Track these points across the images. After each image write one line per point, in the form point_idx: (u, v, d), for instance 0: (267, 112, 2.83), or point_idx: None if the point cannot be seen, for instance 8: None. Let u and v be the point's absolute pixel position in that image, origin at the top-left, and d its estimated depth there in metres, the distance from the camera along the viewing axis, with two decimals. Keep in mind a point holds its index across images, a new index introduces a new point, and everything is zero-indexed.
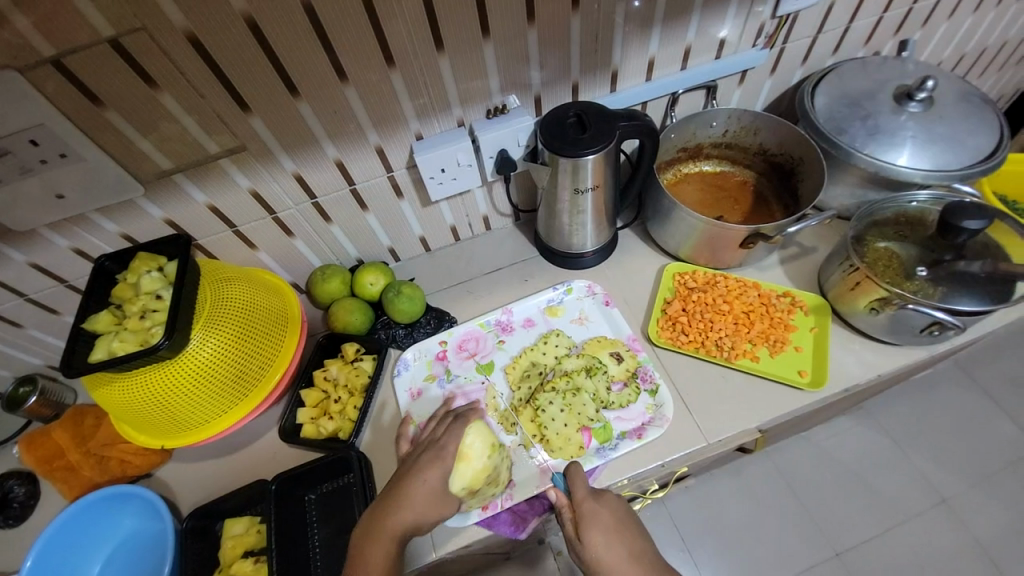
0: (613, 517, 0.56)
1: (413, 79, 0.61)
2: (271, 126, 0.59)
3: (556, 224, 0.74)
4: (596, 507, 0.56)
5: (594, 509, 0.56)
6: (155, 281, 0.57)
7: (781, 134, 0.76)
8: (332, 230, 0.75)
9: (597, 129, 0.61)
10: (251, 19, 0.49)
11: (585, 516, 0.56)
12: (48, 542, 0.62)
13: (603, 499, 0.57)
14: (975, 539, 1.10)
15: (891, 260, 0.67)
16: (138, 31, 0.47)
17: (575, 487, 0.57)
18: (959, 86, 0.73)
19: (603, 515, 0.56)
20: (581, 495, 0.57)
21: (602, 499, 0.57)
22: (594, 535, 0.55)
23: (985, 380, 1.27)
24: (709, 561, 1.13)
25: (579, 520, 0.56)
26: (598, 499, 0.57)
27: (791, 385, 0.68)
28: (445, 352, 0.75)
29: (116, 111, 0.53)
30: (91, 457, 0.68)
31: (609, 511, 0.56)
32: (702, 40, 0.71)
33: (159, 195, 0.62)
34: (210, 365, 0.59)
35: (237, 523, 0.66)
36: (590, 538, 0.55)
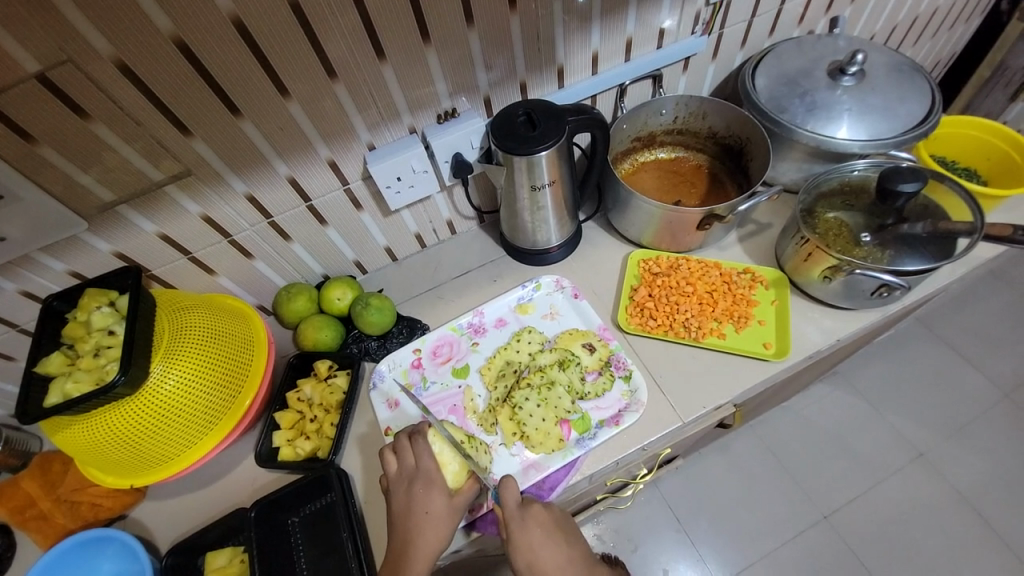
0: (546, 536, 0.56)
1: (358, 90, 0.60)
2: (215, 148, 0.58)
3: (518, 223, 0.75)
4: (525, 527, 0.56)
5: (523, 533, 0.55)
6: (107, 316, 0.56)
7: (728, 116, 0.78)
8: (293, 248, 0.74)
9: (546, 125, 0.62)
10: (181, 41, 0.48)
11: (516, 539, 0.56)
12: (50, 561, 0.62)
13: (532, 515, 0.57)
14: (954, 488, 1.15)
15: (840, 229, 0.70)
16: (64, 63, 0.46)
17: (504, 506, 0.56)
18: (888, 56, 0.76)
19: (534, 534, 0.56)
20: (510, 510, 0.56)
21: (532, 516, 0.56)
22: (522, 557, 0.55)
23: (949, 335, 1.33)
24: (703, 537, 1.16)
25: (510, 538, 0.56)
26: (527, 517, 0.56)
27: (757, 357, 0.70)
28: (420, 360, 0.75)
29: (50, 146, 0.51)
30: (61, 504, 0.66)
31: (544, 532, 0.56)
32: (642, 31, 0.72)
33: (106, 228, 0.60)
34: (174, 397, 0.57)
35: (219, 555, 0.64)
36: (519, 561, 0.56)
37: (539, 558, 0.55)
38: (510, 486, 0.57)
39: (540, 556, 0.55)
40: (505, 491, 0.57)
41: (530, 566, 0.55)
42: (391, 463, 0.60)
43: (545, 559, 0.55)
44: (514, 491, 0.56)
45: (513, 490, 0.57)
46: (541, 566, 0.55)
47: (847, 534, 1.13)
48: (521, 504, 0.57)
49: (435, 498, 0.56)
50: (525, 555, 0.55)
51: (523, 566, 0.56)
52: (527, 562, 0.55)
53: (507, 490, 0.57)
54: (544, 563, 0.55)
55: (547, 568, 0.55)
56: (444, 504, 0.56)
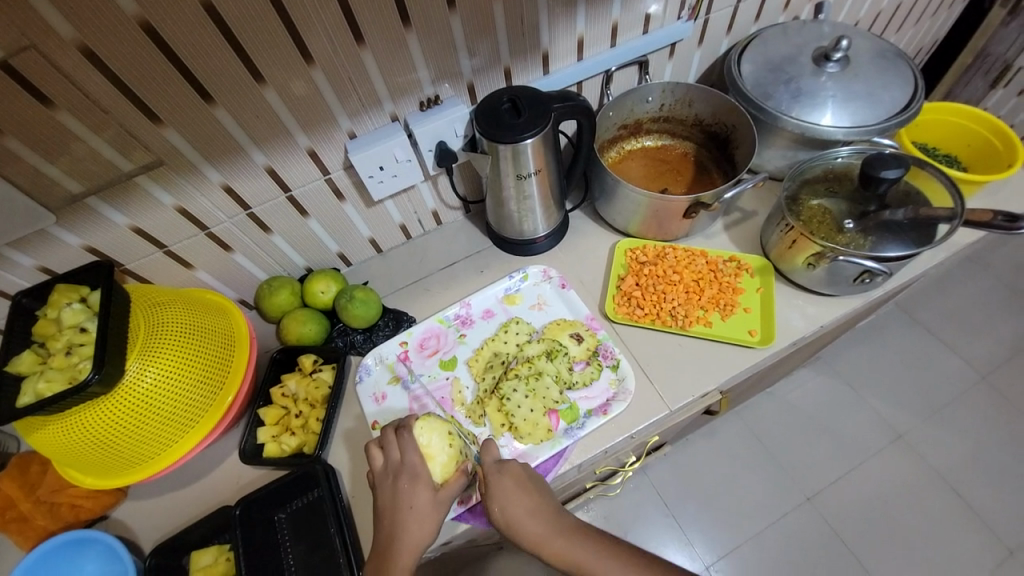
0: (521, 489, 0.57)
1: (336, 76, 0.59)
2: (188, 137, 0.56)
3: (505, 213, 0.74)
4: (500, 480, 0.57)
5: (498, 482, 0.57)
6: (78, 313, 0.54)
7: (714, 103, 0.78)
8: (274, 240, 0.73)
9: (532, 112, 0.61)
10: (148, 24, 0.46)
11: (492, 490, 0.57)
12: (41, 555, 0.61)
13: (508, 469, 0.58)
14: (932, 468, 1.18)
15: (824, 215, 0.71)
16: (25, 49, 0.43)
17: (483, 459, 0.59)
18: (872, 43, 0.76)
19: (509, 485, 0.57)
20: (488, 465, 0.59)
21: (508, 469, 0.58)
22: (497, 505, 0.56)
23: (928, 319, 1.36)
24: (691, 520, 1.18)
25: (488, 490, 0.57)
26: (503, 470, 0.58)
27: (743, 345, 0.71)
28: (407, 353, 0.74)
29: (14, 137, 0.49)
30: (41, 505, 0.63)
31: (518, 486, 0.57)
32: (628, 16, 0.71)
33: (75, 222, 0.58)
34: (152, 395, 0.56)
35: (204, 554, 0.63)
36: (494, 510, 0.57)
37: (514, 508, 0.56)
38: (492, 450, 0.60)
39: (514, 504, 0.56)
40: (487, 453, 0.60)
41: (505, 515, 0.56)
42: (377, 457, 0.59)
43: (518, 507, 0.56)
44: (496, 453, 0.59)
45: (498, 456, 0.60)
46: (514, 514, 0.56)
47: (830, 514, 1.16)
48: (499, 460, 0.59)
49: (420, 494, 0.56)
50: (499, 503, 0.56)
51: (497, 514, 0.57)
52: (500, 508, 0.56)
53: (489, 454, 0.60)
54: (516, 510, 0.56)
55: (519, 520, 0.56)
56: (429, 499, 0.56)
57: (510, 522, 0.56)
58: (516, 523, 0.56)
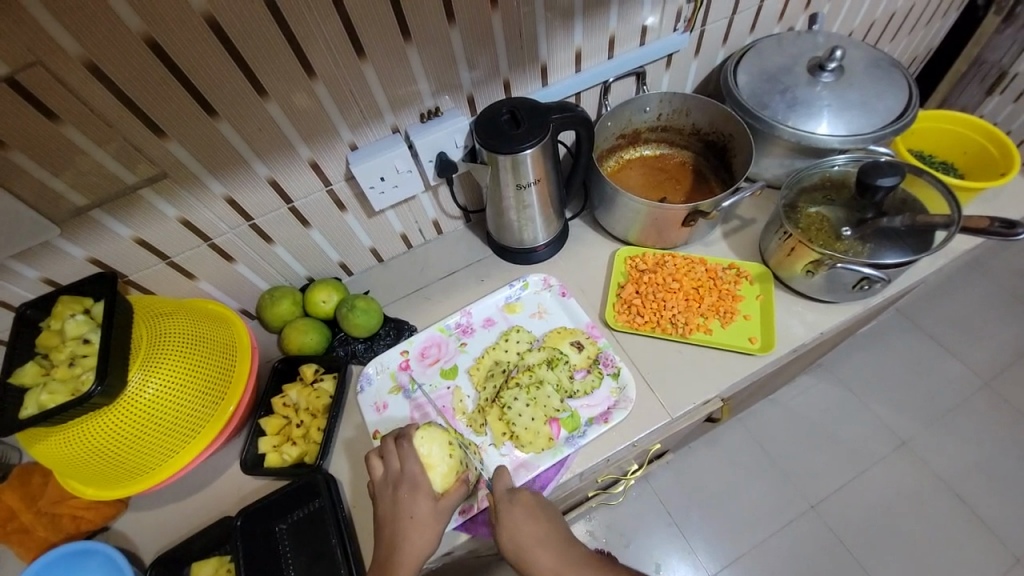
0: (532, 517, 0.57)
1: (338, 89, 0.59)
2: (191, 149, 0.57)
3: (505, 222, 0.75)
4: (511, 509, 0.57)
5: (509, 512, 0.56)
6: (82, 324, 0.54)
7: (711, 112, 0.79)
8: (276, 251, 0.73)
9: (531, 123, 0.62)
10: (153, 41, 0.47)
11: (503, 520, 0.56)
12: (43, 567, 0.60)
13: (519, 497, 0.58)
14: (937, 475, 1.17)
15: (822, 223, 0.71)
16: (33, 66, 0.44)
17: (495, 490, 0.58)
18: (866, 52, 0.77)
19: (520, 516, 0.56)
20: (499, 494, 0.58)
21: (519, 499, 0.57)
22: (507, 536, 0.56)
23: (929, 325, 1.36)
24: (694, 529, 1.17)
25: (498, 521, 0.57)
26: (515, 500, 0.57)
27: (743, 352, 0.71)
28: (408, 362, 0.74)
29: (21, 151, 0.49)
30: (43, 517, 0.63)
31: (529, 514, 0.57)
32: (625, 28, 0.72)
33: (80, 234, 0.58)
34: (154, 405, 0.56)
35: (204, 565, 0.63)
36: (504, 540, 0.56)
37: (525, 539, 0.56)
38: (504, 475, 0.59)
39: (524, 534, 0.56)
40: (499, 480, 0.60)
41: (516, 545, 0.56)
42: (377, 467, 0.59)
43: (528, 536, 0.56)
44: (508, 480, 0.59)
45: (509, 481, 0.60)
46: (525, 544, 0.56)
47: (834, 523, 1.15)
48: (511, 488, 0.59)
49: (420, 503, 0.56)
50: (510, 531, 0.56)
51: (509, 545, 0.56)
52: (511, 538, 0.56)
53: (501, 479, 0.59)
54: (527, 540, 0.56)
55: (530, 551, 0.55)
56: (429, 509, 0.56)
57: (520, 551, 0.56)
58: (526, 553, 0.55)
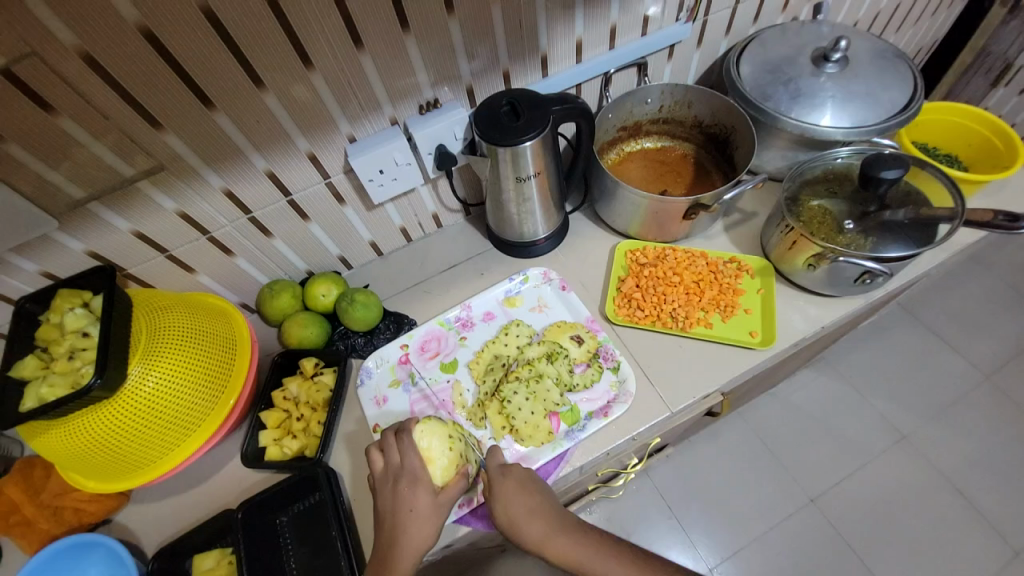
0: (523, 490, 0.57)
1: (336, 80, 0.59)
2: (189, 142, 0.56)
3: (505, 215, 0.74)
4: (503, 481, 0.57)
5: (501, 485, 0.57)
6: (81, 318, 0.54)
7: (713, 104, 0.78)
8: (275, 244, 0.73)
9: (530, 115, 0.61)
10: (148, 31, 0.46)
11: (495, 492, 0.57)
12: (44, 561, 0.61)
13: (512, 471, 0.58)
14: (937, 469, 1.17)
15: (824, 216, 0.70)
16: (28, 57, 0.44)
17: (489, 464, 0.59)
18: (871, 43, 0.76)
19: (511, 487, 0.57)
20: (493, 470, 0.59)
21: (510, 472, 0.58)
22: (499, 506, 0.57)
23: (931, 319, 1.35)
24: (694, 522, 1.17)
25: (491, 493, 0.58)
26: (506, 473, 0.58)
27: (744, 346, 0.71)
28: (408, 355, 0.74)
29: (17, 143, 0.49)
30: (45, 509, 0.64)
31: (521, 487, 0.57)
32: (626, 18, 0.71)
33: (77, 227, 0.58)
34: (154, 399, 0.56)
35: (207, 557, 0.64)
36: (496, 512, 0.57)
37: (517, 510, 0.56)
38: (498, 454, 0.60)
39: (515, 504, 0.56)
40: (493, 457, 0.61)
41: (508, 517, 0.56)
42: (377, 460, 0.59)
43: (519, 507, 0.56)
44: (502, 457, 0.60)
45: (502, 460, 0.61)
46: (516, 516, 0.56)
47: (834, 516, 1.15)
48: (503, 464, 0.59)
49: (420, 497, 0.56)
50: (502, 502, 0.56)
51: (501, 516, 0.56)
52: (503, 510, 0.56)
53: (494, 458, 0.60)
54: (518, 511, 0.56)
55: (521, 522, 0.56)
56: (429, 502, 0.56)
57: (511, 522, 0.56)
58: (518, 524, 0.56)
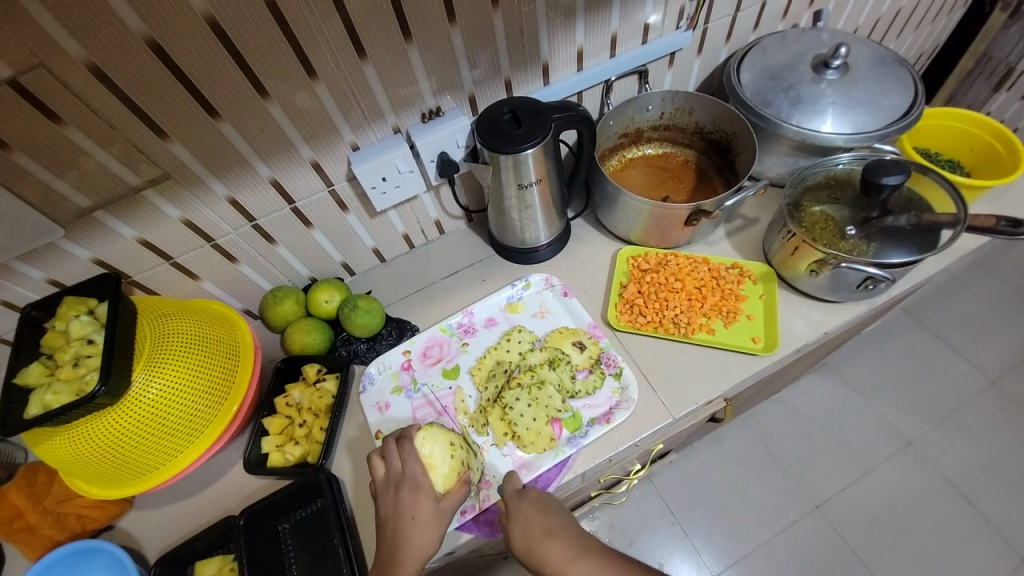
0: (541, 511, 0.58)
1: (339, 89, 0.59)
2: (193, 150, 0.57)
3: (507, 222, 0.75)
4: (521, 504, 0.58)
5: (518, 508, 0.58)
6: (86, 324, 0.55)
7: (714, 111, 0.78)
8: (278, 251, 0.73)
9: (532, 122, 0.61)
10: (154, 42, 0.47)
11: (513, 516, 0.57)
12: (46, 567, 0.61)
13: (527, 494, 0.59)
14: (944, 476, 1.16)
15: (826, 222, 0.70)
16: (36, 68, 0.45)
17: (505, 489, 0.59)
18: (872, 49, 0.76)
19: (529, 510, 0.57)
20: (509, 494, 0.59)
21: (527, 494, 0.59)
22: (518, 529, 0.57)
23: (935, 324, 1.34)
24: (698, 530, 1.16)
25: (508, 517, 0.58)
26: (523, 496, 0.59)
27: (746, 352, 0.71)
28: (410, 362, 0.74)
29: (25, 153, 0.50)
30: (49, 515, 0.64)
31: (537, 509, 0.57)
32: (627, 26, 0.72)
33: (83, 235, 0.58)
34: (157, 405, 0.56)
35: (208, 564, 0.63)
36: (515, 535, 0.57)
37: (536, 532, 0.56)
38: (514, 478, 0.60)
39: (534, 526, 0.56)
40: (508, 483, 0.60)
41: (528, 539, 0.56)
42: (379, 467, 0.59)
43: (538, 529, 0.56)
44: (518, 482, 0.60)
45: (518, 485, 0.60)
46: (535, 538, 0.56)
47: (840, 524, 1.14)
48: (519, 489, 0.60)
49: (422, 504, 0.56)
50: (521, 525, 0.57)
51: (520, 540, 0.57)
52: (522, 532, 0.57)
53: (510, 482, 0.60)
54: (537, 533, 0.56)
55: (541, 544, 0.56)
56: (431, 509, 0.56)
57: (531, 545, 0.56)
58: (538, 546, 0.56)
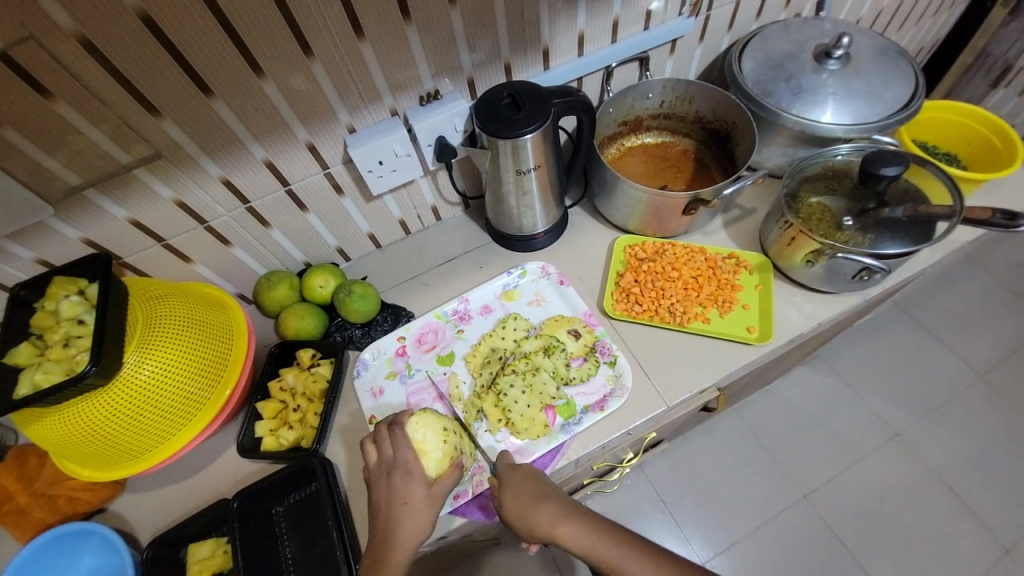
0: (532, 480, 0.58)
1: (336, 69, 0.58)
2: (187, 129, 0.56)
3: (504, 208, 0.74)
4: (512, 472, 0.58)
5: (510, 476, 0.58)
6: (76, 305, 0.54)
7: (714, 100, 0.78)
8: (273, 235, 0.73)
9: (531, 107, 0.60)
10: (146, 15, 0.46)
11: (505, 485, 0.58)
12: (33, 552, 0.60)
13: (520, 466, 0.59)
14: (929, 467, 1.18)
15: (823, 213, 0.71)
16: (25, 40, 0.43)
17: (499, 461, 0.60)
18: (873, 40, 0.76)
19: (520, 478, 0.58)
20: (501, 468, 0.60)
21: (519, 465, 0.59)
22: (509, 497, 0.57)
23: (926, 318, 1.36)
24: (688, 517, 1.18)
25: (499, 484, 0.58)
26: (515, 467, 0.59)
27: (741, 342, 0.71)
28: (405, 348, 0.74)
29: (12, 127, 0.48)
30: (40, 498, 0.63)
31: (528, 478, 0.58)
32: (629, 12, 0.71)
33: (73, 214, 0.57)
34: (150, 387, 0.56)
35: (200, 546, 0.64)
36: (505, 502, 0.57)
37: (525, 496, 0.56)
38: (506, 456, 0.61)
39: (525, 492, 0.56)
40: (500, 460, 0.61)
41: (518, 506, 0.56)
42: (372, 453, 0.59)
43: (530, 496, 0.56)
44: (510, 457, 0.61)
45: (510, 462, 0.61)
46: (526, 504, 0.56)
47: (826, 513, 1.16)
48: (512, 466, 0.60)
49: (414, 489, 0.56)
50: (511, 492, 0.57)
51: (511, 508, 0.56)
52: (512, 499, 0.56)
53: (503, 460, 0.61)
54: (528, 499, 0.56)
55: (532, 510, 0.55)
56: (424, 494, 0.56)
57: (522, 511, 0.56)
58: (529, 513, 0.55)
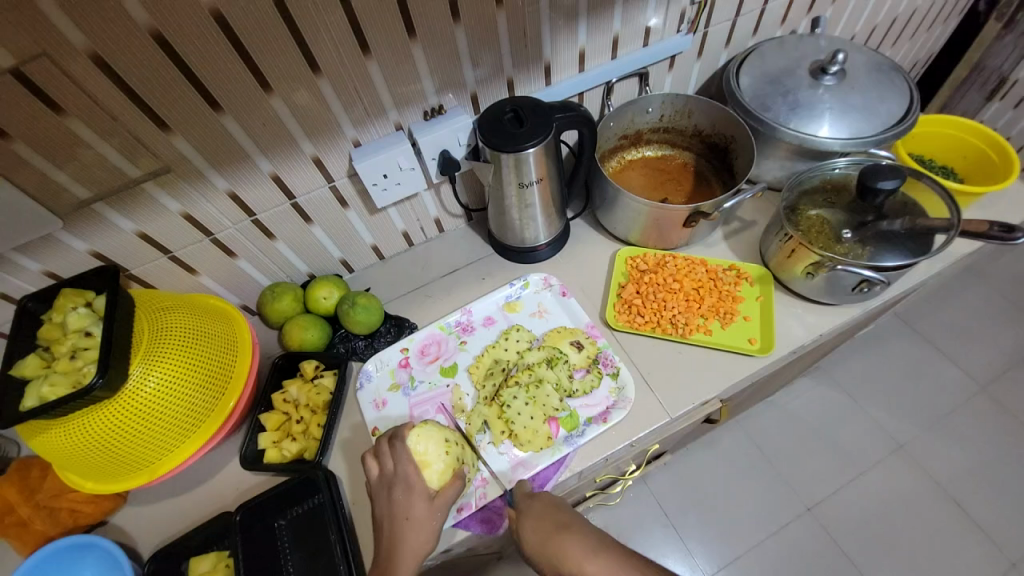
0: (551, 510, 0.57)
1: (343, 86, 0.60)
2: (195, 144, 0.57)
3: (507, 220, 0.75)
4: (529, 501, 0.59)
5: (528, 505, 0.58)
6: (84, 317, 0.54)
7: (712, 115, 0.79)
8: (278, 247, 0.73)
9: (534, 122, 0.62)
10: (159, 34, 0.47)
11: (524, 516, 0.58)
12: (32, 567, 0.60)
13: (538, 494, 0.60)
14: (934, 479, 1.18)
15: (822, 226, 0.72)
16: (39, 58, 0.44)
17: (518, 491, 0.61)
18: (868, 56, 0.78)
19: (538, 507, 0.58)
20: (518, 497, 0.60)
21: (538, 494, 0.59)
22: (529, 527, 0.57)
23: (926, 329, 1.36)
24: (691, 530, 1.17)
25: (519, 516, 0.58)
26: (532, 495, 0.59)
27: (743, 353, 0.71)
28: (408, 359, 0.74)
29: (24, 142, 0.49)
30: (41, 510, 0.63)
31: (547, 507, 0.58)
32: (629, 29, 0.73)
33: (81, 226, 0.58)
34: (155, 398, 0.56)
35: (202, 560, 0.63)
36: (524, 532, 0.57)
37: (545, 526, 0.56)
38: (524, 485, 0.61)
39: (544, 522, 0.56)
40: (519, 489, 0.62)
41: (538, 535, 0.56)
42: (373, 467, 0.59)
43: (549, 525, 0.56)
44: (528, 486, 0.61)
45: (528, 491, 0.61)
46: (546, 534, 0.55)
47: (831, 526, 1.15)
48: (527, 494, 0.60)
49: (416, 504, 0.56)
50: (529, 521, 0.57)
51: (532, 539, 0.56)
52: (533, 530, 0.56)
53: (521, 489, 0.61)
54: (547, 528, 0.56)
55: (553, 540, 0.55)
56: (425, 508, 0.56)
57: (543, 540, 0.55)
58: (550, 543, 0.55)
